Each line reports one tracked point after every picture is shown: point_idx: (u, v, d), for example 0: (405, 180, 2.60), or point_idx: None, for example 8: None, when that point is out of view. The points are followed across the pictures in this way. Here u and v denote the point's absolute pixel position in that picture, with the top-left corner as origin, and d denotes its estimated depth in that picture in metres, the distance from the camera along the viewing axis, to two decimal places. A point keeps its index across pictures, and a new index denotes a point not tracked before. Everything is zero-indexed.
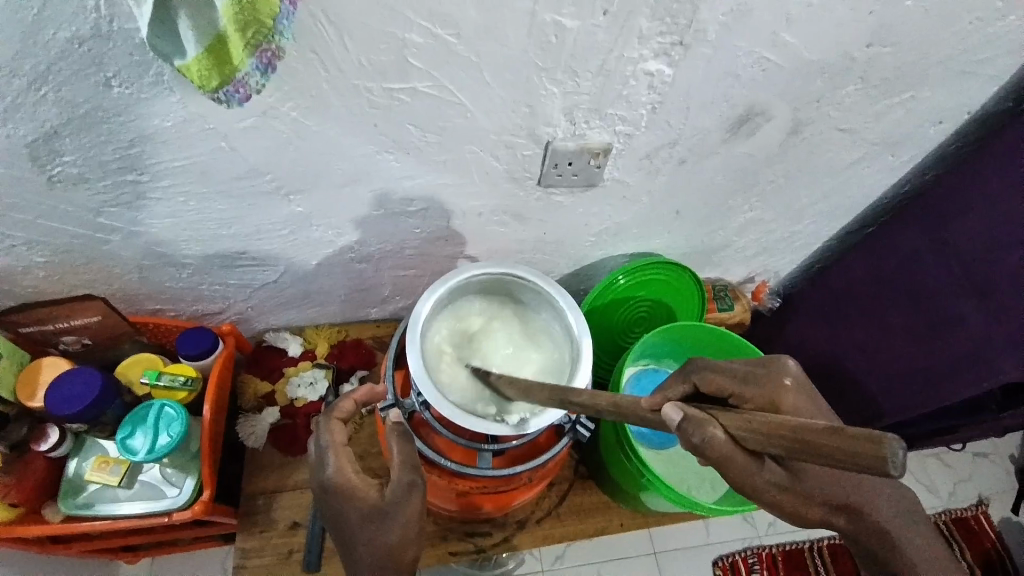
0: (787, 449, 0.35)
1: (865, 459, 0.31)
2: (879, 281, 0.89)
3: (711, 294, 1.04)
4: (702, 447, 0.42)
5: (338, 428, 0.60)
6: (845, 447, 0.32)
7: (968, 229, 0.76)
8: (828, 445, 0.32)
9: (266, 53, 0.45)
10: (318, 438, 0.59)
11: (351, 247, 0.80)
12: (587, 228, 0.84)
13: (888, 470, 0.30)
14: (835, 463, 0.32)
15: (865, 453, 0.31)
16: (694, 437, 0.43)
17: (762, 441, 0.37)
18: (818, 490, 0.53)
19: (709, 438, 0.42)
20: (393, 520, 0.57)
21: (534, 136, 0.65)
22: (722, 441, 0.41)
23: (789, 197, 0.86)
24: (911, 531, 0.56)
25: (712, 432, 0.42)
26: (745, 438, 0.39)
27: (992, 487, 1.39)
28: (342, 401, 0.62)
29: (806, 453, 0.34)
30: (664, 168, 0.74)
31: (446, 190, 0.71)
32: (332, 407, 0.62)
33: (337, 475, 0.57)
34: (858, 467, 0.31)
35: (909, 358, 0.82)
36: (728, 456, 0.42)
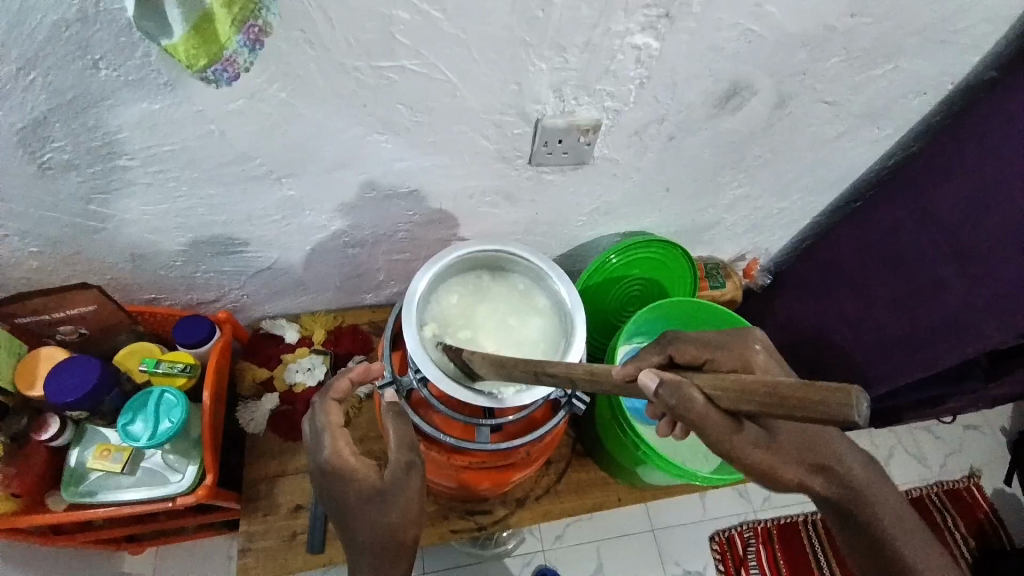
0: (757, 404, 0.37)
1: (831, 410, 0.33)
2: (866, 255, 0.90)
3: (703, 272, 1.05)
4: (680, 408, 0.43)
5: (333, 410, 0.60)
6: (808, 399, 0.34)
7: (946, 199, 0.78)
8: (797, 400, 0.34)
9: (253, 28, 0.47)
10: (315, 419, 0.60)
11: (344, 232, 0.80)
12: (578, 208, 0.85)
13: (854, 418, 0.32)
14: (804, 415, 0.34)
15: (833, 412, 0.33)
16: (671, 400, 0.43)
17: (738, 399, 0.39)
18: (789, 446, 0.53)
19: (686, 399, 0.42)
20: (396, 497, 0.58)
21: (523, 114, 0.66)
22: (701, 404, 0.42)
23: (777, 173, 0.86)
24: (863, 475, 0.58)
25: (689, 394, 0.42)
26: (722, 397, 0.41)
27: (983, 458, 1.42)
28: (340, 379, 0.62)
29: (772, 405, 0.36)
30: (653, 145, 0.75)
31: (437, 171, 0.72)
32: (328, 388, 0.62)
33: (333, 456, 0.58)
34: (822, 416, 0.33)
35: (895, 327, 0.85)
36: (705, 418, 0.42)
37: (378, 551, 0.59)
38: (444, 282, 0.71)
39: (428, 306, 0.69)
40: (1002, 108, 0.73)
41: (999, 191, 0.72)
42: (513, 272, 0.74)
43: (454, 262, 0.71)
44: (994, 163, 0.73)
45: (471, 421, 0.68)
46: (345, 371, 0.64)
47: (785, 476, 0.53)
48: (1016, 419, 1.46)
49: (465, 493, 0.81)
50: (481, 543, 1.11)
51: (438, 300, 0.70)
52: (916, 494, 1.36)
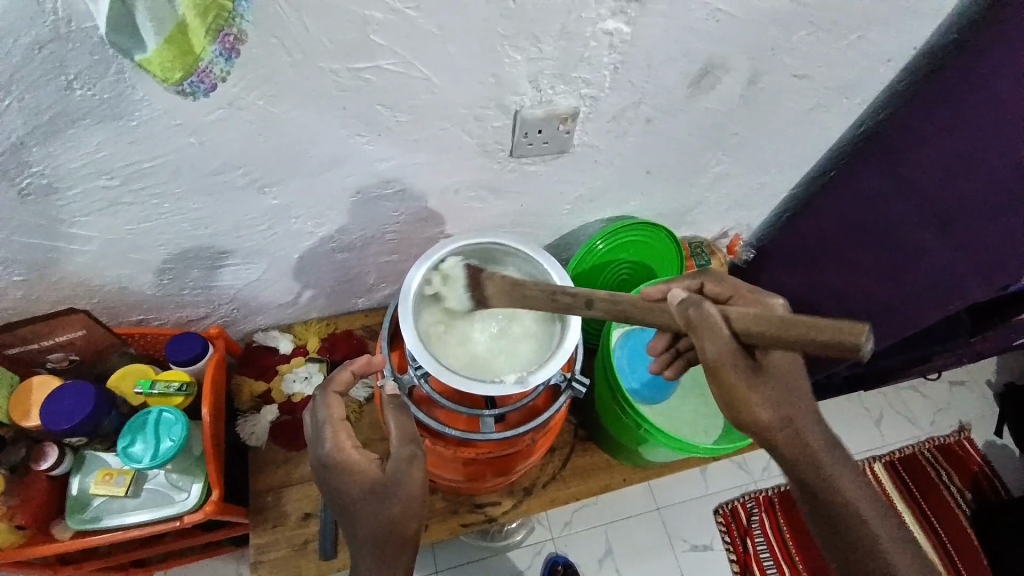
0: (774, 326, 0.47)
1: (841, 336, 0.42)
2: (845, 223, 0.92)
3: (688, 251, 1.06)
4: (696, 319, 0.51)
5: (335, 405, 0.61)
6: (835, 327, 0.43)
7: (920, 165, 0.80)
8: (816, 324, 0.44)
9: (228, 36, 0.48)
10: (316, 413, 0.62)
11: (332, 237, 0.80)
12: (562, 196, 0.86)
13: (858, 343, 0.42)
14: (816, 339, 0.43)
15: (843, 337, 0.42)
16: (688, 313, 0.52)
17: (755, 321, 0.49)
18: (773, 397, 0.56)
19: (705, 315, 0.51)
20: (401, 489, 0.58)
21: (503, 106, 0.66)
22: (715, 317, 0.51)
23: (754, 150, 0.88)
24: (832, 455, 0.58)
25: (709, 310, 0.51)
26: (739, 319, 0.50)
27: (971, 412, 1.52)
28: (341, 372, 0.64)
29: (785, 326, 0.46)
30: (632, 129, 0.76)
31: (421, 169, 0.72)
32: (328, 383, 0.63)
33: (334, 449, 0.60)
34: (829, 340, 0.43)
35: (878, 291, 0.88)
36: (717, 335, 0.51)
37: (380, 545, 0.59)
38: (434, 276, 0.71)
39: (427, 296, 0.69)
40: (973, 77, 0.73)
41: (969, 156, 0.74)
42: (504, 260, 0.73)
43: (451, 254, 0.71)
44: (966, 129, 0.74)
45: (476, 412, 0.68)
46: (345, 365, 0.65)
47: (757, 423, 0.56)
48: (1000, 371, 1.56)
49: (479, 486, 0.81)
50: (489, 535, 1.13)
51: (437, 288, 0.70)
52: (909, 452, 1.45)
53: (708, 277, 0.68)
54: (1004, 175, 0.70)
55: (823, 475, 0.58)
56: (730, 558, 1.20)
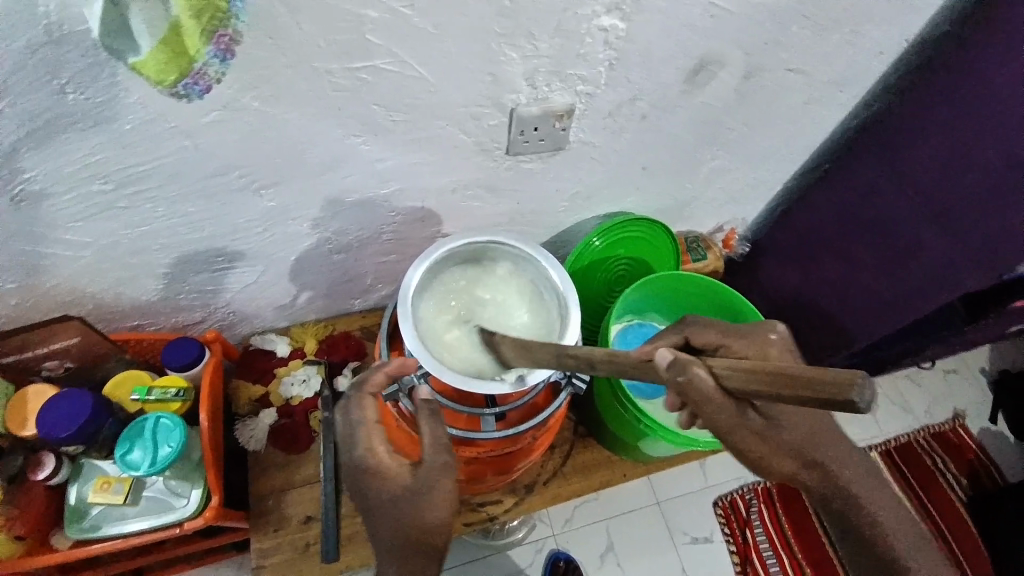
0: (766, 384, 0.39)
1: (835, 393, 0.35)
2: (841, 215, 0.93)
3: (685, 246, 1.07)
4: (686, 386, 0.44)
5: (368, 407, 0.60)
6: (820, 379, 0.36)
7: (916, 157, 0.80)
8: (807, 377, 0.37)
9: (223, 38, 0.49)
10: (349, 413, 0.60)
11: (328, 238, 0.79)
12: (559, 194, 0.86)
13: (854, 400, 0.35)
14: (810, 395, 0.36)
15: (837, 393, 0.35)
16: (677, 379, 0.45)
17: (746, 379, 0.41)
18: (789, 442, 0.55)
19: (690, 379, 0.43)
20: (430, 496, 0.57)
21: (499, 104, 0.66)
22: (704, 380, 0.43)
23: (749, 144, 0.89)
24: (860, 478, 0.56)
25: (696, 371, 0.43)
26: (728, 375, 0.42)
27: (965, 400, 1.53)
28: (373, 374, 0.62)
29: (780, 383, 0.38)
30: (628, 125, 0.76)
31: (418, 168, 0.72)
32: (363, 385, 0.61)
33: (364, 451, 0.58)
34: (826, 398, 0.36)
35: (875, 282, 0.90)
36: (708, 399, 0.44)
37: (403, 554, 0.57)
38: (434, 277, 0.71)
39: (425, 299, 0.69)
40: (970, 71, 0.72)
41: (963, 151, 0.74)
42: (501, 264, 0.73)
43: (448, 254, 0.71)
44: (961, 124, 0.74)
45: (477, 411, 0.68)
46: (376, 367, 0.63)
47: (778, 468, 0.55)
48: (992, 359, 1.58)
49: (480, 485, 0.81)
50: (491, 533, 1.13)
51: (435, 291, 0.70)
52: (905, 441, 1.46)
53: (691, 327, 0.61)
54: (999, 172, 0.71)
55: (847, 498, 0.55)
56: (730, 550, 1.21)
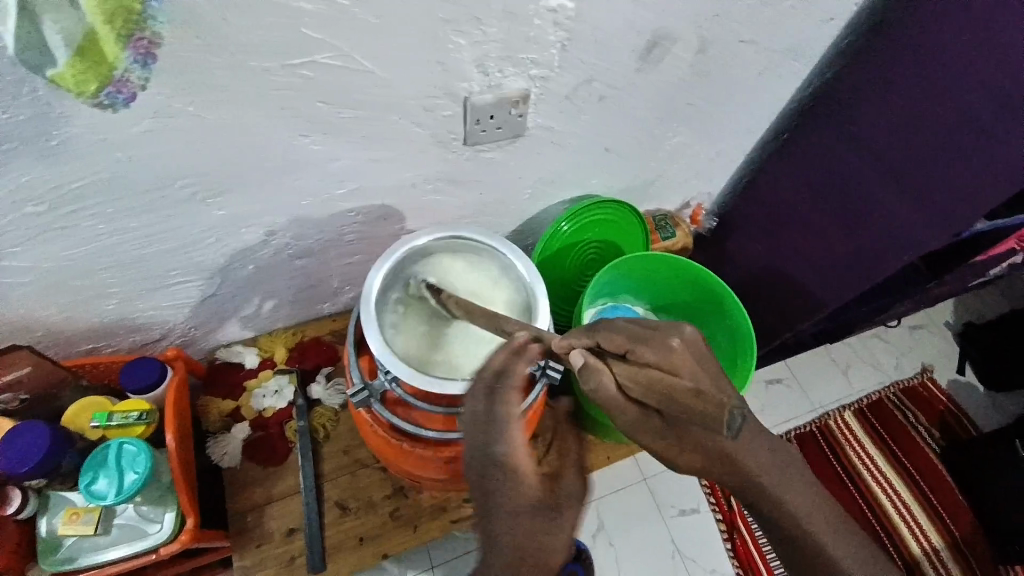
0: (658, 400, 0.46)
1: (713, 411, 0.45)
2: (801, 183, 0.94)
3: (653, 225, 1.06)
4: (594, 392, 0.49)
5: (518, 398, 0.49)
6: (709, 409, 0.45)
7: (870, 119, 0.81)
8: (692, 403, 0.46)
9: (141, 42, 0.46)
10: (493, 396, 0.49)
11: (288, 244, 0.77)
12: (522, 181, 0.84)
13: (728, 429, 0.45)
14: (692, 416, 0.46)
15: (715, 410, 0.45)
16: (589, 383, 0.49)
17: (645, 390, 0.47)
18: (698, 450, 0.47)
19: (598, 385, 0.48)
20: (567, 523, 0.45)
21: (451, 93, 0.64)
22: (610, 389, 0.48)
23: (709, 119, 0.88)
24: (804, 493, 0.47)
25: (603, 379, 0.48)
26: (631, 385, 0.47)
27: (932, 354, 1.59)
28: (515, 366, 0.51)
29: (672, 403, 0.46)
30: (586, 107, 0.74)
31: (374, 166, 0.69)
32: (511, 371, 0.50)
33: (497, 444, 0.47)
34: (703, 418, 0.45)
35: (837, 245, 0.91)
36: (615, 406, 0.48)
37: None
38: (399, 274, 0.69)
39: (390, 296, 0.67)
40: (915, 32, 0.73)
41: (915, 115, 0.75)
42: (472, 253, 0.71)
43: (410, 250, 0.69)
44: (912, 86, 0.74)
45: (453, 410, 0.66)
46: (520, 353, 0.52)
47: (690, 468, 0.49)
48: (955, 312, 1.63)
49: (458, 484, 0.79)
50: None
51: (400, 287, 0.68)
52: (878, 397, 1.51)
53: (601, 328, 0.50)
54: (953, 133, 0.71)
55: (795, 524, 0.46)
56: (716, 518, 1.24)
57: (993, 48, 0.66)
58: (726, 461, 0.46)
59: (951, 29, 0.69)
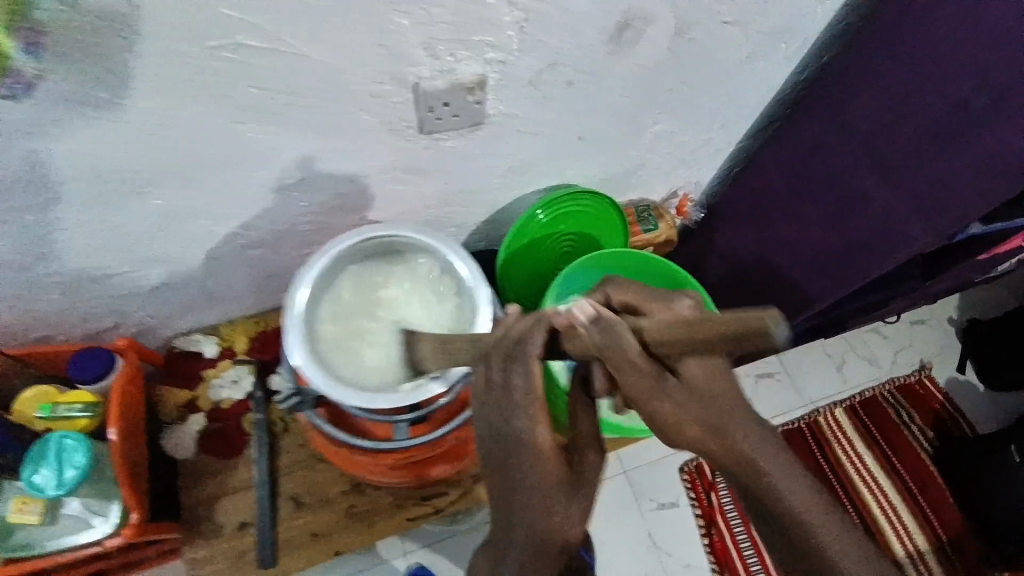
0: (685, 340, 0.41)
1: (749, 323, 0.37)
2: (790, 175, 0.88)
3: (634, 216, 1.01)
4: (608, 347, 0.44)
5: (535, 373, 0.48)
6: (741, 316, 0.37)
7: (863, 107, 0.75)
8: (719, 323, 0.39)
9: (31, 35, 0.44)
10: (511, 375, 0.48)
11: (237, 234, 0.73)
12: (490, 170, 0.79)
13: (767, 329, 0.36)
14: (724, 337, 0.38)
15: (752, 323, 0.37)
16: (601, 340, 0.44)
17: (670, 335, 0.42)
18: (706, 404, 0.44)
19: (615, 338, 0.44)
20: (585, 488, 0.47)
21: (399, 79, 0.59)
22: (628, 342, 0.44)
23: (693, 106, 0.82)
24: (780, 468, 0.42)
25: (619, 333, 0.44)
26: (652, 332, 0.44)
27: (933, 350, 1.53)
28: (535, 336, 0.49)
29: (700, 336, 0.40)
30: (554, 93, 0.69)
31: (321, 155, 0.65)
32: (529, 340, 0.49)
33: (520, 415, 0.48)
34: (735, 334, 0.38)
35: (821, 242, 0.84)
36: (629, 358, 0.43)
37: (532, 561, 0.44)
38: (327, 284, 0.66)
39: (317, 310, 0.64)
40: (910, 17, 0.68)
41: (907, 112, 0.70)
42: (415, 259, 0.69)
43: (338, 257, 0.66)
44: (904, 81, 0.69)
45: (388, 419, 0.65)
46: (538, 322, 0.50)
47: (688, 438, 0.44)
48: (960, 308, 1.57)
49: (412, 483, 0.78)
50: None
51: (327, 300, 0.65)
52: (870, 395, 1.47)
53: (611, 287, 0.56)
54: (942, 122, 0.66)
55: (756, 501, 0.42)
56: (696, 513, 1.22)
57: (982, 40, 0.62)
58: (718, 432, 0.44)
59: (945, 22, 0.64)
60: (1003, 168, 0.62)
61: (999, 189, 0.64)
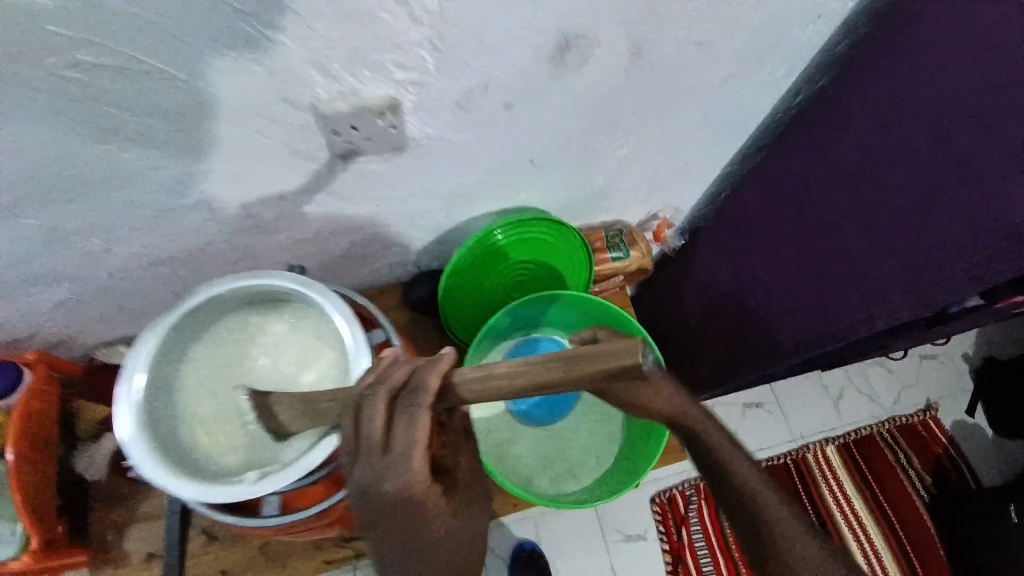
0: (559, 377, 0.40)
1: (624, 359, 0.39)
2: (769, 211, 0.80)
3: (603, 241, 0.91)
4: (483, 385, 0.43)
5: (422, 422, 0.44)
6: (612, 350, 0.39)
7: (852, 148, 0.67)
8: (593, 355, 0.40)
9: None
10: (382, 431, 0.45)
11: (142, 253, 0.67)
12: (427, 195, 0.71)
13: (639, 361, 0.39)
14: (600, 372, 0.40)
15: (625, 359, 0.39)
16: (472, 382, 0.43)
17: (543, 371, 0.41)
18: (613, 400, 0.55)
19: (483, 377, 0.43)
20: (461, 544, 0.51)
21: (293, 101, 0.51)
22: (497, 379, 0.42)
23: (664, 129, 0.72)
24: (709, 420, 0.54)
25: (489, 373, 0.42)
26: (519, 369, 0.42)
27: (940, 389, 1.42)
28: (422, 381, 0.44)
29: (574, 371, 0.40)
30: (490, 117, 0.60)
31: (218, 176, 0.58)
32: (419, 390, 0.44)
33: (388, 468, 0.45)
34: (612, 367, 0.39)
35: (796, 291, 0.77)
36: (504, 393, 0.42)
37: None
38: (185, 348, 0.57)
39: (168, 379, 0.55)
40: (907, 53, 0.60)
41: (894, 143, 0.63)
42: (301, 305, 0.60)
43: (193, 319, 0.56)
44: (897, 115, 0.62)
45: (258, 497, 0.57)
46: (433, 364, 0.45)
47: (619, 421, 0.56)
48: (976, 344, 1.44)
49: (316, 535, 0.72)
50: None
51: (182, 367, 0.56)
52: (866, 433, 1.36)
53: None
54: (944, 174, 0.59)
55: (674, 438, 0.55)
56: (663, 548, 1.19)
57: (989, 81, 0.55)
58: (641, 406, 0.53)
59: (939, 31, 0.58)
60: (1000, 212, 0.55)
61: (998, 246, 0.55)
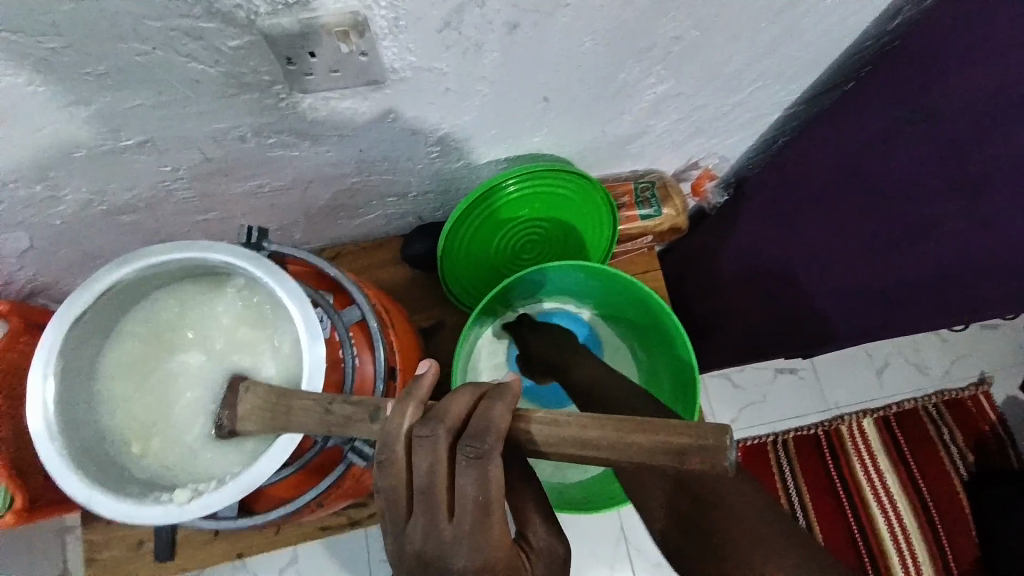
0: (618, 444, 0.36)
1: (700, 442, 0.34)
2: (837, 169, 0.68)
3: (631, 196, 0.79)
4: (532, 433, 0.39)
5: (496, 478, 0.35)
6: (688, 429, 0.35)
7: (958, 99, 0.55)
8: (663, 428, 0.36)
9: None
10: (444, 482, 0.36)
11: (92, 200, 0.58)
12: (417, 138, 0.59)
13: (717, 449, 0.34)
14: (667, 451, 0.35)
15: (702, 439, 0.34)
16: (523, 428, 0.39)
17: (605, 433, 0.37)
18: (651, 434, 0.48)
19: (533, 423, 0.39)
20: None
21: (220, 13, 0.39)
22: (549, 429, 0.38)
23: (713, 58, 0.57)
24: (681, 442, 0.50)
25: (544, 418, 0.39)
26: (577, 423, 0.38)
27: (1000, 363, 1.27)
28: (491, 413, 0.37)
29: (638, 442, 0.36)
30: (489, 39, 0.47)
31: (156, 112, 0.48)
32: (488, 430, 0.36)
33: (459, 536, 0.36)
34: (682, 448, 0.35)
35: (864, 270, 0.70)
36: (552, 446, 0.38)
37: None
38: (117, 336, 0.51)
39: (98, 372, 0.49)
40: None
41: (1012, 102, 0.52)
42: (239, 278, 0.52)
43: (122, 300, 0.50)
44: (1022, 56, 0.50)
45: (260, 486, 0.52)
46: (502, 397, 0.39)
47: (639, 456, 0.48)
48: None
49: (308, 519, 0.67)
50: None
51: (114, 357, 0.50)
52: (910, 407, 1.24)
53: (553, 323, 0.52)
54: None
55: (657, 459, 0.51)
56: None
57: None
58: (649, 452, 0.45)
59: None
60: None
61: None
